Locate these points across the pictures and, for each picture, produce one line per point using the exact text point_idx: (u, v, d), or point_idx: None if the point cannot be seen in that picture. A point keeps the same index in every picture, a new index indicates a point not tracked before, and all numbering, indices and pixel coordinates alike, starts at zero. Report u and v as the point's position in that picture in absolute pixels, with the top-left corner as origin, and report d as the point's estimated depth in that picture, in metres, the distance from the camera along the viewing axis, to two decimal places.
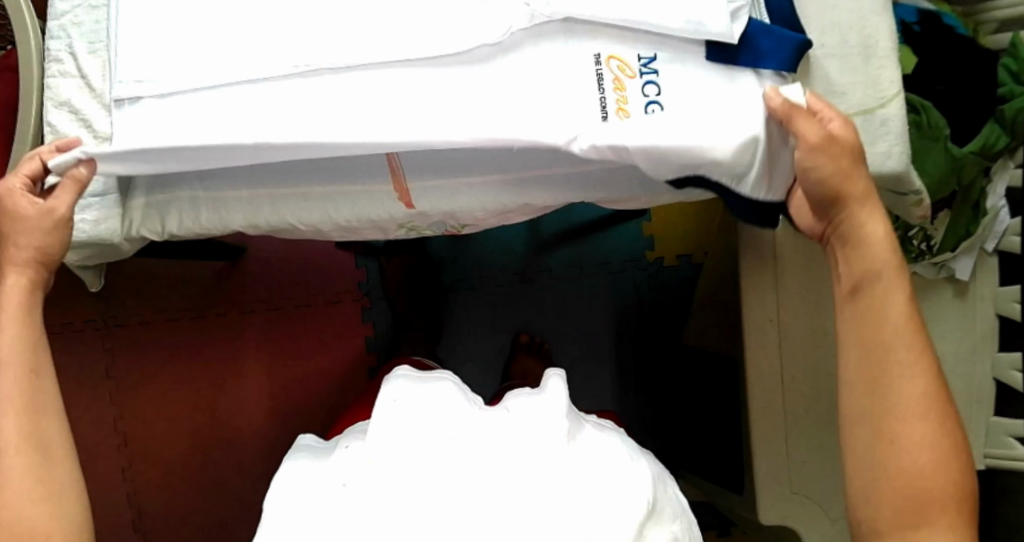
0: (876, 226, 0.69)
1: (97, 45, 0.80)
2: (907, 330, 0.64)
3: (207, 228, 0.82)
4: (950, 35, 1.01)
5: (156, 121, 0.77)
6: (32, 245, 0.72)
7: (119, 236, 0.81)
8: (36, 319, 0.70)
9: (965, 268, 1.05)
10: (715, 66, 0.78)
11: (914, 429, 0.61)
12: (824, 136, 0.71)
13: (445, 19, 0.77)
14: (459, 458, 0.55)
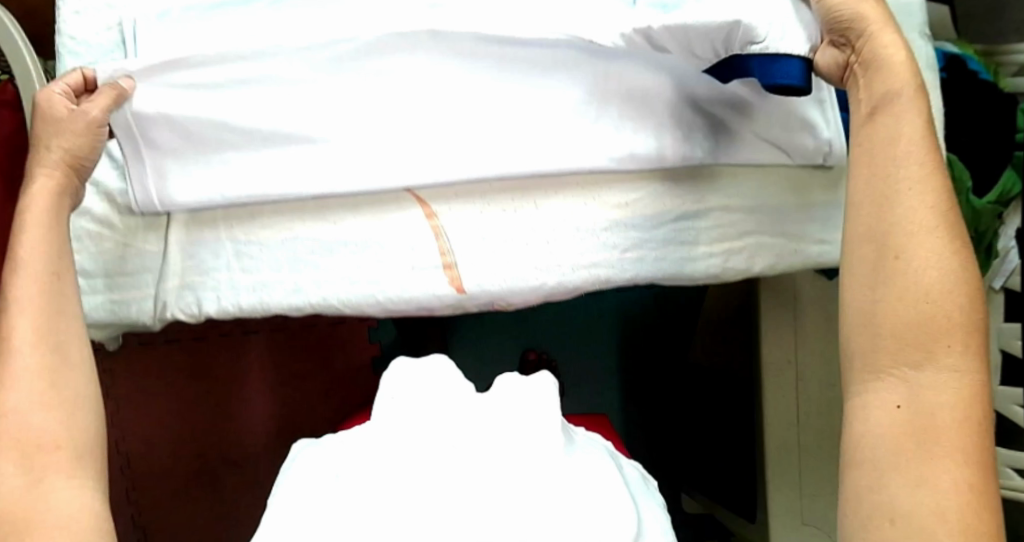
0: (895, 51, 0.62)
1: None
2: (923, 175, 0.58)
3: (245, 311, 0.75)
4: (976, 80, 1.02)
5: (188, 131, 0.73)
6: (54, 177, 0.67)
7: (150, 317, 0.76)
8: (54, 266, 0.64)
9: None
10: (776, 126, 0.78)
11: (921, 241, 0.56)
12: None
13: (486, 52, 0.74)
14: (439, 461, 0.50)
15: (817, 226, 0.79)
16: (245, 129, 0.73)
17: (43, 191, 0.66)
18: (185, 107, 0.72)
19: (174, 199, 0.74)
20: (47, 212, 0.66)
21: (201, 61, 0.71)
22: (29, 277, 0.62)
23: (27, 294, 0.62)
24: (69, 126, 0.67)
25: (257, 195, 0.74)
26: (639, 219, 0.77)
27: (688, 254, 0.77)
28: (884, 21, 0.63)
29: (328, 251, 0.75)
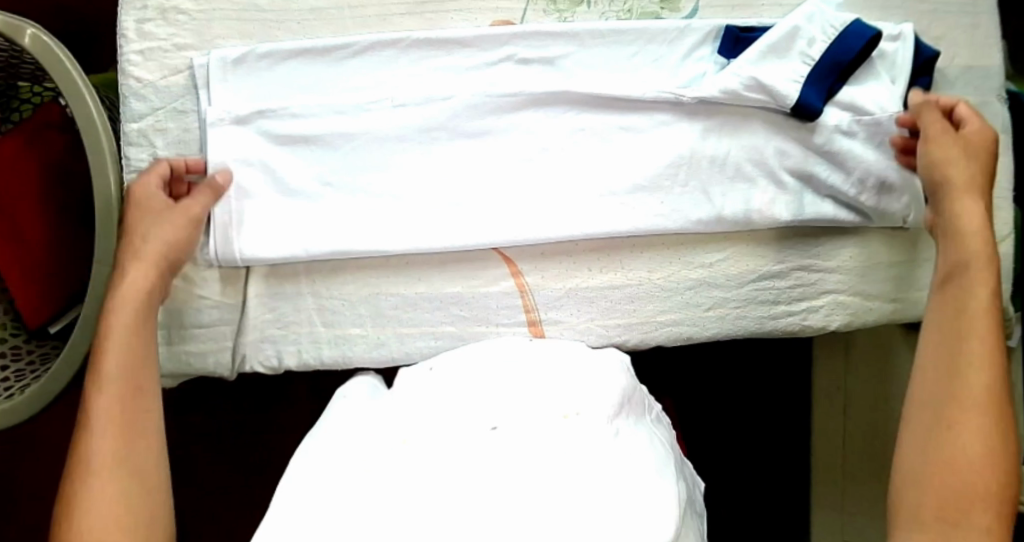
0: (972, 207, 0.71)
1: (166, 120, 0.79)
2: (983, 338, 0.64)
3: (329, 364, 0.78)
4: None
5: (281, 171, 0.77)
6: (146, 270, 0.70)
7: (227, 369, 0.78)
8: (135, 380, 0.65)
9: None
10: (862, 184, 0.78)
11: (971, 375, 0.62)
12: (953, 136, 0.73)
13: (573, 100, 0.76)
14: (492, 456, 0.54)
15: (880, 286, 0.81)
16: (336, 183, 0.77)
17: (133, 287, 0.69)
18: (281, 157, 0.77)
19: (263, 240, 0.76)
20: (135, 311, 0.68)
21: (299, 114, 0.76)
22: (115, 371, 0.65)
23: (110, 389, 0.63)
24: (166, 221, 0.72)
25: (344, 252, 0.76)
26: (724, 278, 0.79)
27: (768, 313, 0.80)
28: (979, 168, 0.73)
29: (413, 306, 0.78)
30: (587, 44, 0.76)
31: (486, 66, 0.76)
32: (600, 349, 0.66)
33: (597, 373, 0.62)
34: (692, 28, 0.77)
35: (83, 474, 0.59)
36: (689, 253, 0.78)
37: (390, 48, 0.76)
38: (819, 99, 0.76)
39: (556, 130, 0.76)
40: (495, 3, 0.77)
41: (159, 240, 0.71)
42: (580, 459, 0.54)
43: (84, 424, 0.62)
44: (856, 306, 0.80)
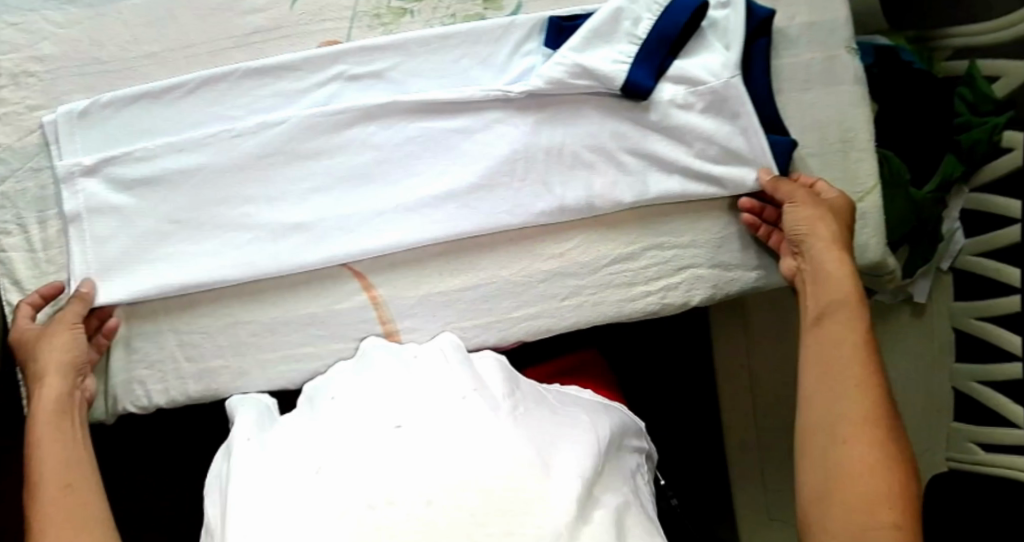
0: (834, 261, 0.73)
1: (25, 180, 0.80)
2: (849, 344, 0.68)
3: (195, 397, 0.80)
4: (908, 71, 1.09)
5: (130, 216, 0.78)
6: (57, 396, 0.72)
7: (103, 414, 0.80)
8: (64, 478, 0.66)
9: (922, 291, 1.17)
10: (701, 151, 0.79)
11: (848, 392, 0.64)
12: (811, 198, 0.77)
13: (407, 106, 0.76)
14: (403, 449, 0.53)
15: (735, 257, 0.82)
16: (185, 220, 0.78)
17: (44, 407, 0.71)
18: (130, 201, 0.78)
19: (120, 283, 0.78)
20: (53, 421, 0.71)
21: (142, 157, 0.78)
22: (50, 475, 0.67)
23: (46, 499, 0.64)
24: (48, 338, 0.74)
25: (199, 284, 0.78)
26: (577, 266, 0.80)
27: (626, 296, 0.81)
28: (845, 221, 0.76)
29: (269, 331, 0.79)
30: (415, 52, 0.76)
31: (318, 88, 0.77)
32: (487, 357, 0.68)
33: (472, 369, 0.64)
34: (517, 23, 0.77)
35: None
36: (538, 246, 0.80)
37: (222, 82, 0.77)
38: (647, 78, 0.76)
39: (393, 142, 0.76)
40: (319, 24, 0.77)
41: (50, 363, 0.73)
42: (490, 430, 0.54)
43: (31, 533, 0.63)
44: (714, 280, 0.82)
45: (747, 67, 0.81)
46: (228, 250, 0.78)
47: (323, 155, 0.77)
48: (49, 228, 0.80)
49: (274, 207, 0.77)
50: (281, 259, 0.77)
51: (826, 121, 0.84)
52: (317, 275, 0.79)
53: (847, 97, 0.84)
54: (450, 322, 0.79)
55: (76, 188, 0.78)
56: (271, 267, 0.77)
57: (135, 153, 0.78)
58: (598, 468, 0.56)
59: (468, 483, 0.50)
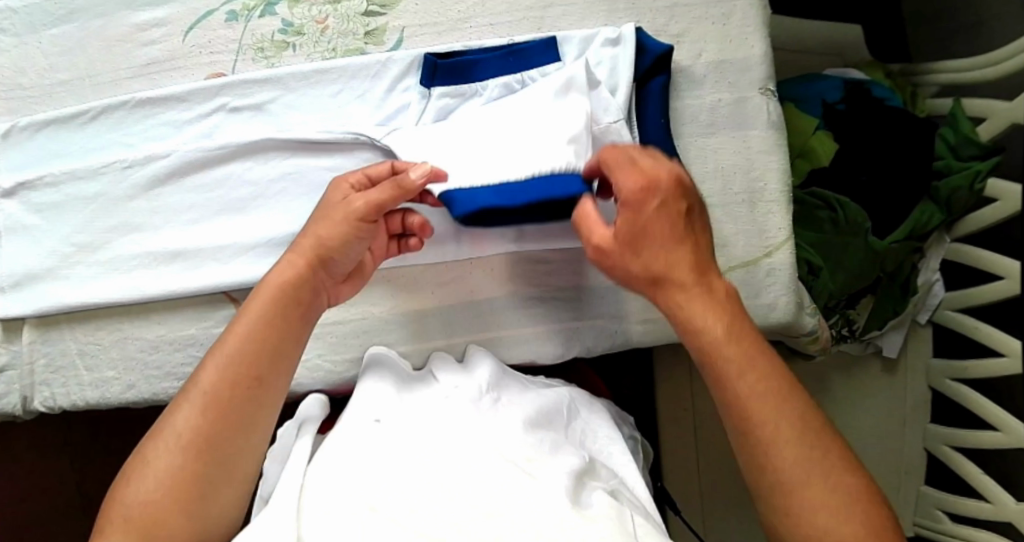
0: (701, 307, 0.60)
1: None
2: (767, 393, 0.57)
3: (93, 404, 0.81)
4: (880, 106, 0.99)
5: (37, 234, 0.82)
6: (332, 222, 0.67)
7: (19, 407, 0.83)
8: (246, 374, 0.62)
9: (892, 345, 1.04)
10: None
11: (779, 459, 0.55)
12: (623, 239, 0.62)
13: (285, 138, 0.76)
14: (399, 446, 0.61)
15: (619, 310, 0.78)
16: (82, 243, 0.81)
17: (260, 296, 0.64)
18: (39, 220, 0.82)
19: (24, 297, 0.82)
20: (262, 338, 0.63)
21: (53, 181, 0.82)
22: (188, 406, 0.60)
23: (168, 431, 0.59)
24: (325, 219, 0.67)
25: (87, 303, 0.80)
26: (450, 308, 0.78)
27: (502, 341, 0.78)
28: (677, 230, 0.61)
29: (155, 349, 0.80)
30: (292, 87, 0.77)
31: (203, 119, 0.79)
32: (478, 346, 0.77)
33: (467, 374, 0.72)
34: (394, 59, 0.76)
35: (147, 458, 0.59)
36: (413, 284, 0.79)
37: (120, 110, 0.80)
38: (489, 199, 0.68)
39: (269, 177, 0.78)
40: (209, 56, 0.80)
41: (327, 244, 0.66)
42: (478, 432, 0.64)
43: (166, 423, 0.60)
44: (597, 329, 0.78)
45: (641, 106, 0.77)
46: (118, 269, 0.80)
47: (212, 177, 0.78)
48: None
49: (163, 229, 0.79)
50: (166, 280, 0.79)
51: (733, 167, 0.78)
52: (199, 298, 0.80)
53: (758, 143, 0.78)
54: (325, 353, 0.79)
55: None
56: (158, 285, 0.79)
57: (44, 175, 0.82)
58: (584, 463, 0.64)
59: (461, 480, 0.58)
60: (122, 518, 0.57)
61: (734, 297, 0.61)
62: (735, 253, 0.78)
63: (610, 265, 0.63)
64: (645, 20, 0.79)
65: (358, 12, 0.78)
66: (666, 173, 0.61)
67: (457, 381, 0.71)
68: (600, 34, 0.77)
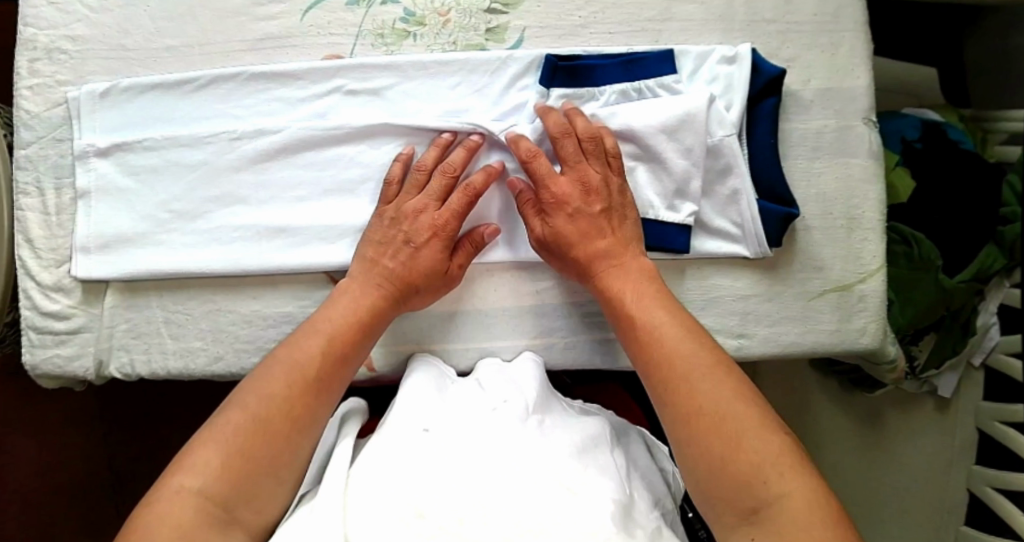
0: (620, 283, 0.74)
1: (48, 149, 0.86)
2: (678, 339, 0.69)
3: (174, 374, 0.81)
4: (956, 150, 1.01)
5: (129, 196, 0.82)
6: (428, 253, 0.74)
7: (91, 371, 0.83)
8: (339, 361, 0.69)
9: (947, 385, 1.05)
10: (679, 192, 0.77)
11: (689, 383, 0.66)
12: (544, 234, 0.76)
13: (401, 123, 0.78)
14: (433, 451, 0.63)
15: (718, 325, 0.78)
16: (179, 210, 0.81)
17: (355, 294, 0.73)
18: (133, 184, 0.82)
19: (111, 259, 0.82)
20: (350, 338, 0.71)
21: (151, 145, 0.82)
22: (283, 373, 0.66)
23: (262, 391, 0.65)
24: (412, 238, 0.74)
25: (178, 269, 0.80)
26: (552, 308, 0.79)
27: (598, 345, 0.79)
28: (587, 229, 0.75)
29: (247, 323, 0.80)
30: (409, 74, 0.78)
31: (317, 98, 0.80)
32: (523, 352, 0.78)
33: (506, 380, 0.74)
34: (515, 57, 0.78)
35: (235, 410, 0.64)
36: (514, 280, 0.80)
37: (229, 81, 0.81)
38: None
39: (380, 161, 0.79)
40: (326, 37, 0.80)
41: (413, 271, 0.74)
42: (521, 450, 0.64)
43: (260, 384, 0.66)
44: None
45: (751, 126, 0.78)
46: (213, 240, 0.80)
47: (322, 156, 0.79)
48: (64, 195, 0.86)
49: (264, 205, 0.80)
50: (265, 255, 0.79)
51: (834, 192, 0.80)
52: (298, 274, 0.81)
53: (859, 171, 0.80)
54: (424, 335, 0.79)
55: (89, 166, 0.83)
56: (256, 258, 0.79)
57: (142, 139, 0.82)
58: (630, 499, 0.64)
59: (481, 470, 0.61)
60: (205, 466, 0.61)
61: (656, 281, 0.74)
62: (831, 275, 0.80)
63: (541, 253, 0.77)
64: (759, 42, 0.80)
65: (480, 8, 0.79)
66: (569, 182, 0.75)
67: (505, 392, 0.72)
68: (717, 51, 0.78)
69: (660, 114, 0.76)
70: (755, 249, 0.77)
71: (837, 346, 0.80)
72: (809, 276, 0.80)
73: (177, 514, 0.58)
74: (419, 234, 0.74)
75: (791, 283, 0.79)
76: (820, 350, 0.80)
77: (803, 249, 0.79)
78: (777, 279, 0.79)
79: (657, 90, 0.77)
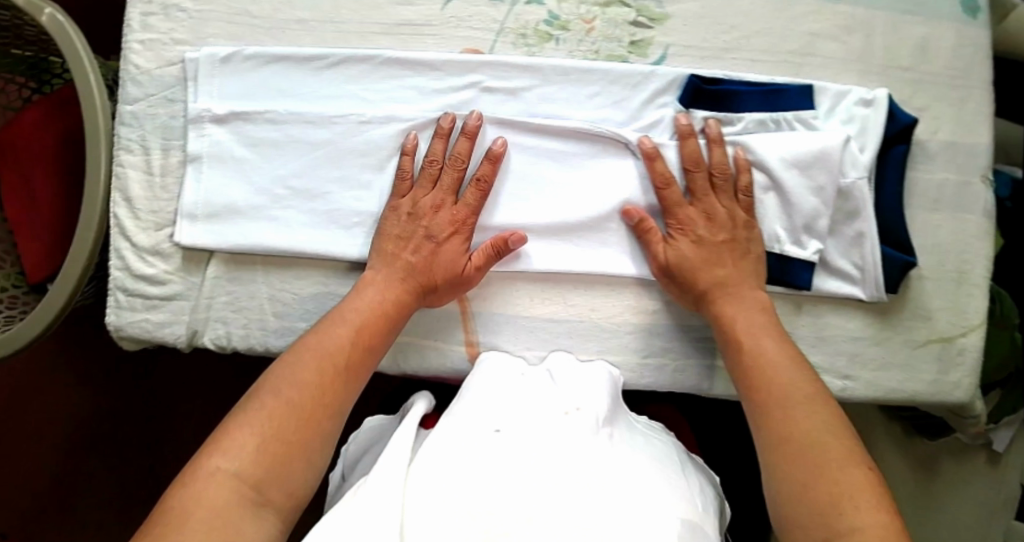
0: (736, 310, 0.75)
1: (157, 107, 0.83)
2: (784, 364, 0.71)
3: (273, 351, 0.81)
4: None
5: (244, 167, 0.81)
6: (448, 250, 0.75)
7: (182, 340, 0.82)
8: (360, 350, 0.69)
9: (1001, 441, 1.06)
10: (806, 227, 0.77)
11: (785, 405, 0.68)
12: (666, 260, 0.76)
13: (539, 125, 0.78)
14: (516, 441, 0.61)
15: (826, 363, 0.80)
16: (298, 188, 0.80)
17: (376, 286, 0.74)
18: (252, 155, 0.81)
19: (221, 228, 0.81)
20: (373, 327, 0.71)
21: (273, 118, 0.80)
22: (309, 360, 0.67)
23: (291, 377, 0.65)
24: (437, 236, 0.75)
25: (294, 248, 0.79)
26: (666, 329, 0.80)
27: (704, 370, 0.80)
28: (708, 257, 0.75)
29: None
30: (550, 78, 0.78)
31: (453, 91, 0.79)
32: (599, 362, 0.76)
33: (582, 384, 0.71)
34: (658, 74, 0.77)
35: (265, 397, 0.64)
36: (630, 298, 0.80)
37: (363, 63, 0.79)
38: None
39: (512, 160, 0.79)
40: (467, 31, 0.79)
41: (436, 267, 0.75)
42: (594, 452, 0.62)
43: (288, 370, 0.66)
44: None
45: (880, 171, 0.80)
46: (333, 222, 0.80)
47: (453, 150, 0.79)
48: (171, 156, 0.83)
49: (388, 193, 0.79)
50: None
51: (948, 245, 0.82)
52: None
53: (973, 227, 0.82)
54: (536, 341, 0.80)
55: (203, 132, 0.81)
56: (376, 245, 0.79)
57: (266, 111, 0.80)
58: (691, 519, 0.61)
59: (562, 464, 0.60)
60: (240, 449, 0.61)
61: (769, 312, 0.75)
62: (936, 326, 0.82)
63: (663, 278, 0.77)
64: (893, 89, 0.81)
65: (627, 20, 0.78)
66: (692, 209, 0.76)
67: (580, 393, 0.69)
68: (855, 92, 0.79)
69: (800, 147, 0.76)
70: (871, 293, 0.79)
71: (933, 396, 0.81)
72: (914, 324, 0.81)
73: (212, 494, 0.58)
74: (441, 230, 0.75)
75: (896, 330, 0.81)
76: (917, 398, 0.81)
77: (912, 297, 0.81)
78: (884, 325, 0.81)
79: (794, 123, 0.78)
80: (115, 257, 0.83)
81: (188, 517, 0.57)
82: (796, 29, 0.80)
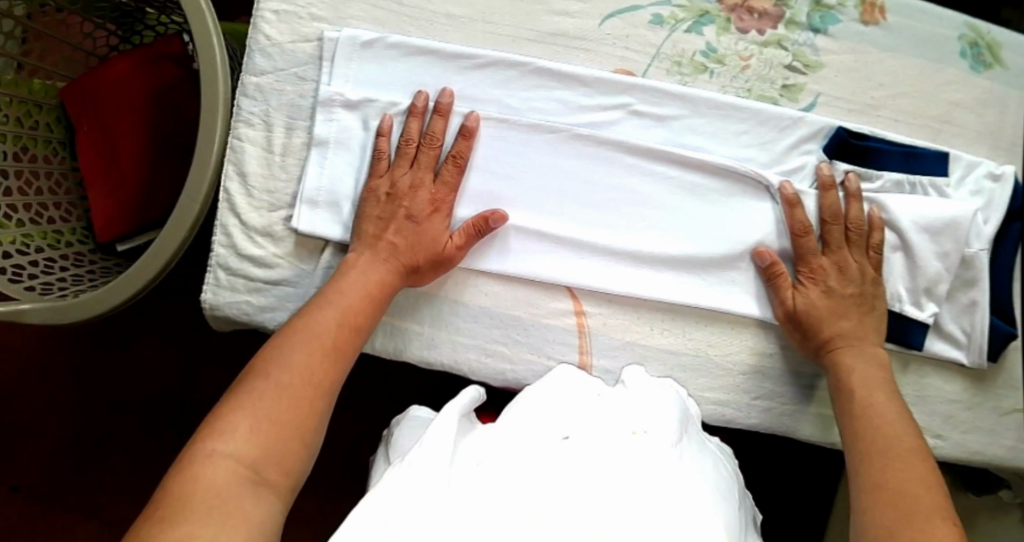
0: (856, 362, 0.76)
1: (285, 82, 0.79)
2: (894, 420, 0.71)
3: (377, 350, 0.78)
4: None
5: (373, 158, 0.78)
6: (428, 230, 0.74)
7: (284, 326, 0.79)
8: (348, 329, 0.68)
9: None
10: (925, 290, 0.79)
11: (881, 457, 0.68)
12: (795, 307, 0.77)
13: (682, 155, 0.77)
14: (570, 459, 0.53)
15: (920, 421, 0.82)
16: None
17: (357, 267, 0.72)
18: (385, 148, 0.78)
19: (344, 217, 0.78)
20: (357, 307, 0.70)
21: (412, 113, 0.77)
22: (297, 340, 0.64)
23: (282, 357, 0.63)
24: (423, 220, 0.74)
25: None
26: (776, 371, 0.81)
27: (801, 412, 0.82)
28: (833, 307, 0.76)
29: (473, 317, 0.78)
30: (700, 110, 0.78)
31: (601, 110, 0.78)
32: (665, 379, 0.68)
33: (650, 397, 0.62)
34: (807, 120, 0.78)
35: (258, 380, 0.61)
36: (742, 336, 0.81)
37: (513, 69, 0.77)
38: None
39: (651, 186, 0.78)
40: (622, 51, 0.79)
41: (422, 246, 0.74)
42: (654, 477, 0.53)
43: (277, 351, 0.63)
44: None
45: (997, 244, 0.82)
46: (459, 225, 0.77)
47: (592, 168, 0.78)
48: (294, 137, 0.79)
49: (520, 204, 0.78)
50: (512, 254, 0.78)
51: None
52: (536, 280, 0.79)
53: None
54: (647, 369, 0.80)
55: (333, 116, 0.78)
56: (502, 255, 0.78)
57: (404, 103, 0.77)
58: None
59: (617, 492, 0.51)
60: (234, 432, 0.57)
61: (885, 369, 0.76)
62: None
63: (788, 325, 0.78)
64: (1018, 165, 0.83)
65: (782, 63, 0.79)
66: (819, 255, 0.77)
67: (648, 410, 0.59)
68: (986, 164, 0.81)
69: (935, 212, 0.77)
70: (974, 359, 0.81)
71: (1012, 465, 0.83)
72: (1005, 394, 0.84)
73: (213, 478, 0.54)
74: (420, 209, 0.74)
75: (987, 396, 0.83)
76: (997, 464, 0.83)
77: (1006, 367, 0.84)
78: (977, 390, 0.83)
79: (928, 188, 0.79)
80: (219, 232, 0.78)
81: (191, 500, 0.53)
82: (938, 95, 0.81)
